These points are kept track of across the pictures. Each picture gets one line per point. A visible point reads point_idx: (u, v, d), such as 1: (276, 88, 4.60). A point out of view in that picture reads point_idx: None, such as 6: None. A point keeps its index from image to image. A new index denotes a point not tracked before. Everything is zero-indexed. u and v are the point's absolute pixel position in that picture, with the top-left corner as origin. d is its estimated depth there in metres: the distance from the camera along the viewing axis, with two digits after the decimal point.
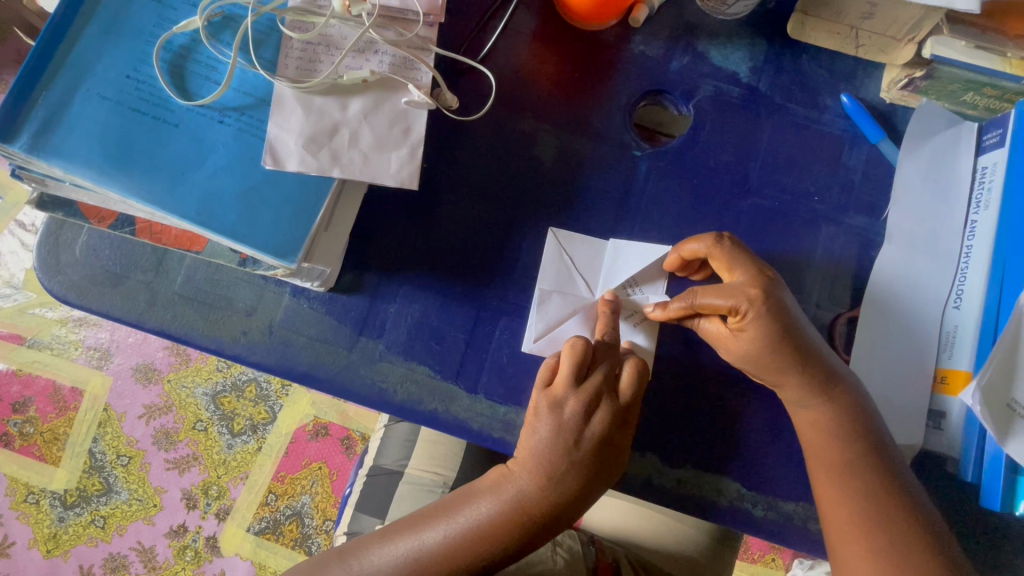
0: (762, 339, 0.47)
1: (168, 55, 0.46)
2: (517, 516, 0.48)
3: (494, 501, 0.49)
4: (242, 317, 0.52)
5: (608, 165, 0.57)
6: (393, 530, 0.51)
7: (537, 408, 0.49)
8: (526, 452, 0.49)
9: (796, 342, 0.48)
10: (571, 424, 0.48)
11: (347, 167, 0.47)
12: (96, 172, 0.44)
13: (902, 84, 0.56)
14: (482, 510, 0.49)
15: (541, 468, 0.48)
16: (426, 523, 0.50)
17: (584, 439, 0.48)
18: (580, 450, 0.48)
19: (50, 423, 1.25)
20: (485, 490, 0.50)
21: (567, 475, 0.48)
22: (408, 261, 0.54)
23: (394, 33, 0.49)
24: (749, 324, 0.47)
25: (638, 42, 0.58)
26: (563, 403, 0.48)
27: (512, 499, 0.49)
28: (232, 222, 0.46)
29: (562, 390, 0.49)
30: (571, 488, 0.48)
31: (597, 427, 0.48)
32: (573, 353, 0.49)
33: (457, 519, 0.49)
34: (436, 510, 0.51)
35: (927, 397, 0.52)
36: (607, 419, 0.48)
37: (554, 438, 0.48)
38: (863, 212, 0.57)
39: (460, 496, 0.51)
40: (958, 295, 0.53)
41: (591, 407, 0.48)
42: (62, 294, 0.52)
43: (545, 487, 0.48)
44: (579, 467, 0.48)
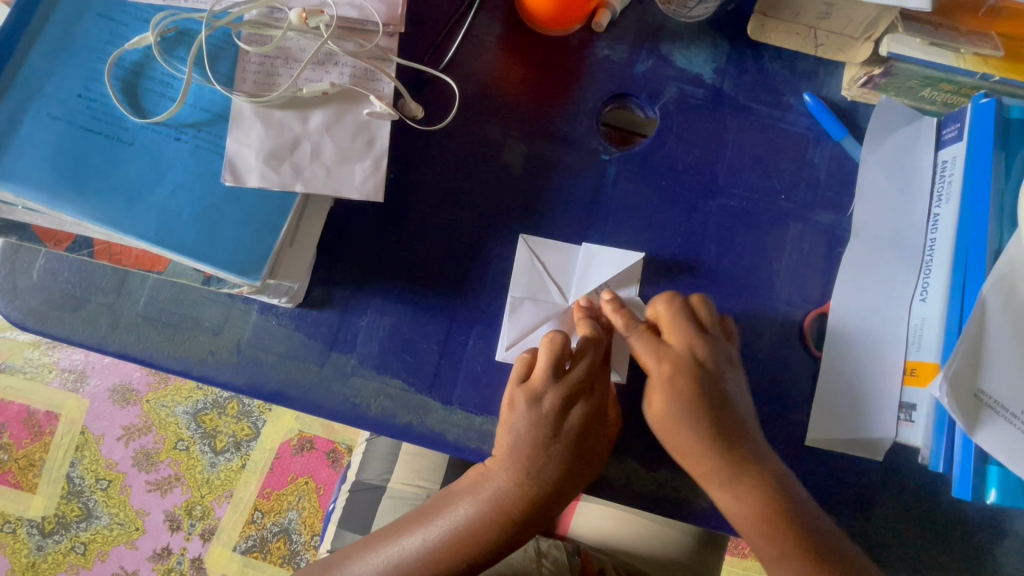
0: (675, 403, 0.47)
1: (121, 72, 0.45)
2: (497, 515, 0.47)
3: (474, 501, 0.48)
4: (210, 336, 0.51)
5: (577, 170, 0.57)
6: (374, 541, 0.50)
7: (514, 403, 0.48)
8: (503, 449, 0.48)
9: (712, 408, 0.47)
10: (548, 417, 0.47)
11: (310, 181, 0.46)
12: (48, 194, 0.43)
13: (862, 81, 0.57)
14: (462, 512, 0.48)
15: (518, 464, 0.47)
16: (407, 529, 0.49)
17: (562, 432, 0.47)
18: (558, 444, 0.47)
19: (25, 449, 1.22)
20: (465, 490, 0.49)
21: (546, 470, 0.47)
22: (378, 272, 0.53)
23: (354, 45, 0.48)
24: (657, 389, 0.48)
25: (603, 46, 0.59)
26: (541, 398, 0.47)
27: (492, 498, 0.47)
28: (193, 240, 0.45)
29: (539, 384, 0.47)
30: (550, 483, 0.47)
31: (574, 420, 0.47)
32: (551, 348, 0.48)
33: (437, 523, 0.48)
34: (417, 515, 0.50)
35: (896, 390, 0.53)
36: (584, 413, 0.48)
37: (531, 433, 0.47)
38: (829, 209, 0.57)
39: (440, 498, 0.50)
40: (924, 288, 0.53)
41: (570, 401, 0.47)
42: (19, 319, 0.51)
43: (524, 482, 0.47)
44: (558, 460, 0.47)
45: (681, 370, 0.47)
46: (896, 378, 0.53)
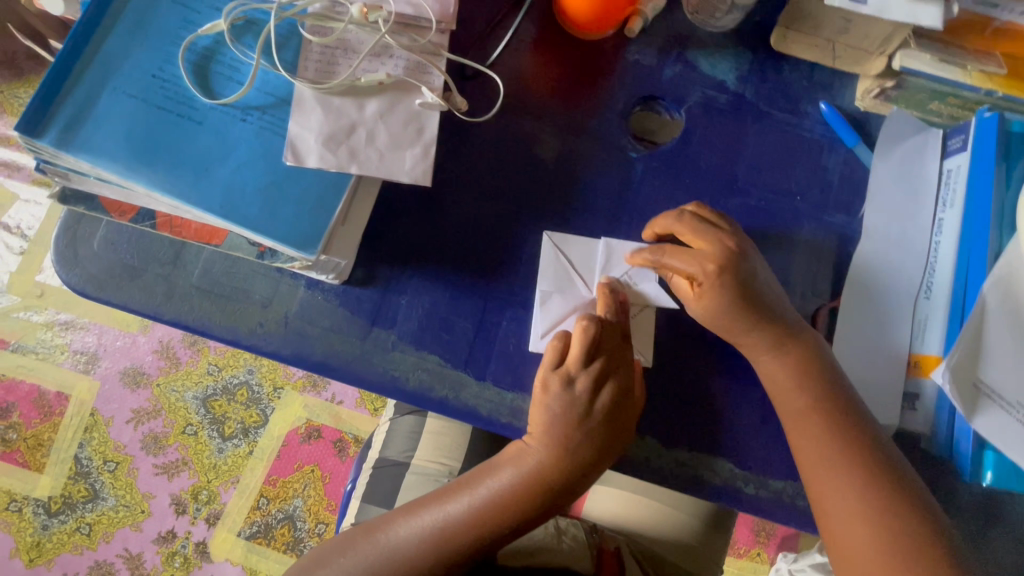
0: (718, 308, 0.53)
1: (192, 56, 0.49)
2: (536, 484, 0.52)
3: (515, 472, 0.52)
4: (259, 309, 0.54)
5: (606, 167, 0.60)
6: (418, 507, 0.54)
7: (549, 386, 0.52)
8: (540, 426, 0.52)
9: (745, 302, 0.53)
10: (582, 398, 0.52)
11: (364, 164, 0.50)
12: (123, 166, 0.46)
13: (874, 93, 0.61)
14: (503, 480, 0.52)
15: (555, 439, 0.52)
16: (449, 496, 0.53)
17: (594, 411, 0.52)
18: (591, 421, 0.52)
19: (35, 429, 1.23)
20: (505, 462, 0.53)
21: (581, 445, 0.52)
22: (419, 254, 0.57)
23: (408, 40, 0.51)
24: (704, 293, 0.54)
25: (633, 51, 0.62)
26: (573, 380, 0.52)
27: (531, 469, 0.52)
28: (255, 214, 0.48)
29: (572, 368, 0.52)
30: (585, 456, 0.52)
31: (605, 400, 0.52)
32: (582, 336, 0.52)
33: (480, 490, 0.53)
34: (459, 484, 0.54)
35: (902, 380, 0.56)
36: (615, 392, 0.52)
37: (566, 412, 0.52)
38: (840, 211, 0.61)
39: (481, 469, 0.54)
40: (928, 286, 0.58)
41: (600, 381, 0.52)
42: (79, 286, 0.53)
43: (561, 456, 0.52)
44: (592, 437, 0.52)
45: (726, 274, 0.53)
46: (900, 371, 0.56)
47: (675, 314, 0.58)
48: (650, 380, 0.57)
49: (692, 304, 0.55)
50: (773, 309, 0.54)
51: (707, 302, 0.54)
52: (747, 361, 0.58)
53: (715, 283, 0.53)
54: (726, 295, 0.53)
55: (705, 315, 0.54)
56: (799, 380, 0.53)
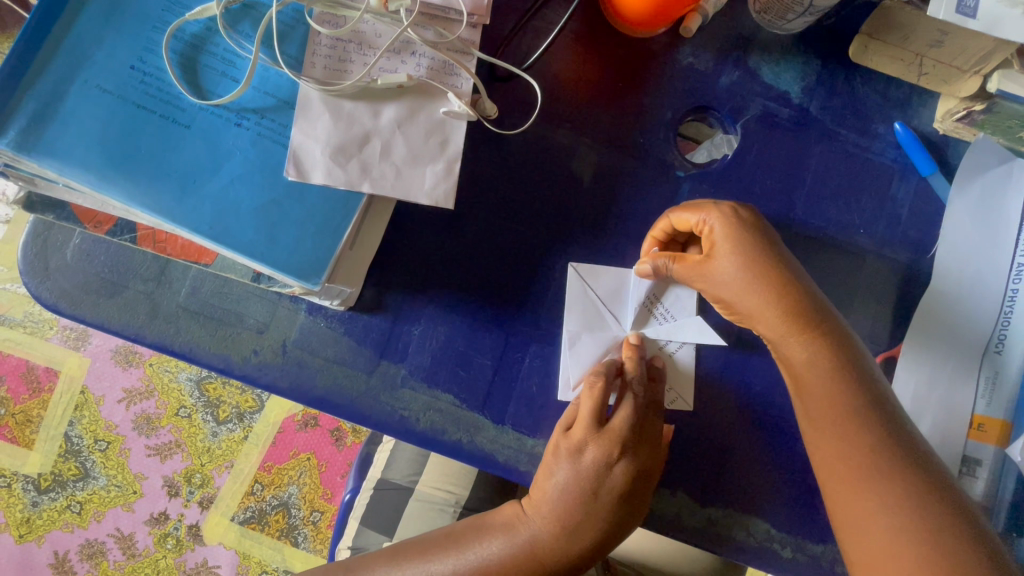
0: (742, 255, 0.46)
1: (179, 45, 0.41)
2: (527, 561, 0.46)
3: (506, 541, 0.47)
4: (253, 335, 0.48)
5: (649, 186, 0.53)
6: (402, 554, 0.48)
7: (557, 451, 0.46)
8: (541, 496, 0.46)
9: (765, 244, 0.46)
10: (591, 473, 0.45)
11: (378, 181, 0.43)
12: (95, 176, 0.39)
13: (959, 116, 0.53)
14: (494, 549, 0.47)
15: (558, 515, 0.46)
16: (436, 551, 0.48)
17: (603, 489, 0.46)
18: (598, 500, 0.46)
19: (23, 404, 1.19)
20: (499, 526, 0.48)
21: (582, 526, 0.46)
22: (434, 279, 0.50)
23: (434, 34, 0.43)
24: (721, 241, 0.46)
25: (687, 52, 0.55)
26: (583, 449, 0.45)
27: (525, 542, 0.46)
28: (250, 238, 0.41)
29: (582, 435, 0.46)
30: (589, 536, 0.46)
31: (616, 479, 0.46)
32: (593, 395, 0.46)
33: (467, 555, 0.47)
34: (446, 539, 0.49)
35: (963, 444, 0.51)
36: (629, 471, 0.46)
37: (572, 486, 0.45)
38: (907, 248, 0.55)
39: (473, 526, 0.49)
40: (1000, 339, 0.52)
41: (611, 455, 0.45)
42: (51, 302, 0.47)
43: (559, 535, 0.46)
44: (597, 518, 0.46)
45: (740, 219, 0.47)
46: (963, 434, 0.51)
47: (716, 358, 0.52)
48: (686, 429, 0.51)
49: (709, 262, 0.47)
50: (798, 272, 0.47)
51: (722, 250, 0.46)
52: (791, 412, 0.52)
53: (729, 225, 0.46)
54: (746, 238, 0.46)
55: (729, 269, 0.46)
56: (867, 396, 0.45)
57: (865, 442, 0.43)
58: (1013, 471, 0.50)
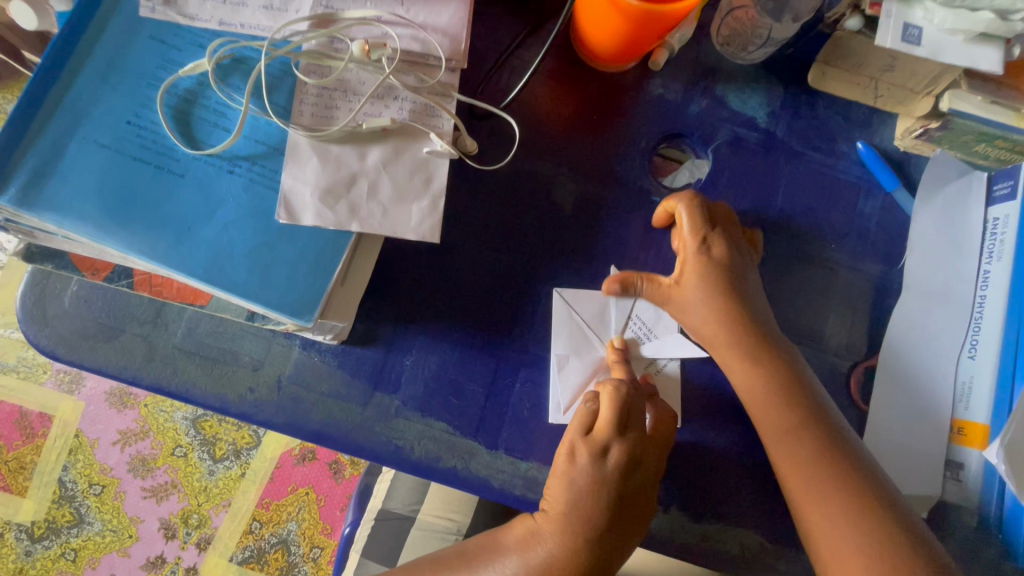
0: (711, 288, 0.50)
1: (172, 100, 0.43)
2: None
3: (520, 562, 0.47)
4: (249, 372, 0.49)
5: (628, 211, 0.55)
6: None
7: (576, 456, 0.47)
8: (559, 507, 0.46)
9: (737, 285, 0.51)
10: (612, 476, 0.46)
11: (366, 221, 0.45)
12: (93, 226, 0.41)
13: (917, 133, 0.56)
14: (508, 570, 0.47)
15: (576, 524, 0.46)
16: (448, 575, 0.48)
17: (622, 493, 0.47)
18: (617, 505, 0.46)
19: (16, 451, 1.18)
20: (512, 546, 0.48)
21: (604, 533, 0.46)
22: (424, 310, 0.52)
23: (415, 79, 0.47)
24: (690, 268, 0.51)
25: (657, 84, 0.58)
26: (604, 452, 0.46)
27: (541, 559, 0.46)
28: (244, 279, 0.43)
29: (603, 437, 0.47)
30: (605, 545, 0.47)
31: (635, 482, 0.47)
32: (615, 400, 0.47)
33: None
34: (457, 559, 0.49)
35: (945, 449, 0.52)
36: (645, 472, 0.47)
37: (594, 491, 0.46)
38: (878, 260, 0.57)
39: (485, 547, 0.49)
40: (972, 345, 0.54)
41: (630, 455, 0.47)
42: (48, 348, 0.48)
43: (578, 547, 0.46)
44: (617, 524, 0.47)
45: (718, 253, 0.51)
46: (943, 438, 0.52)
47: (702, 375, 0.54)
48: (677, 446, 0.52)
49: (679, 288, 0.51)
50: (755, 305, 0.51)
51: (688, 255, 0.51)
52: None
53: (704, 259, 0.51)
54: (716, 277, 0.50)
55: (693, 300, 0.51)
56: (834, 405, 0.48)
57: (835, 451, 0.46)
58: None
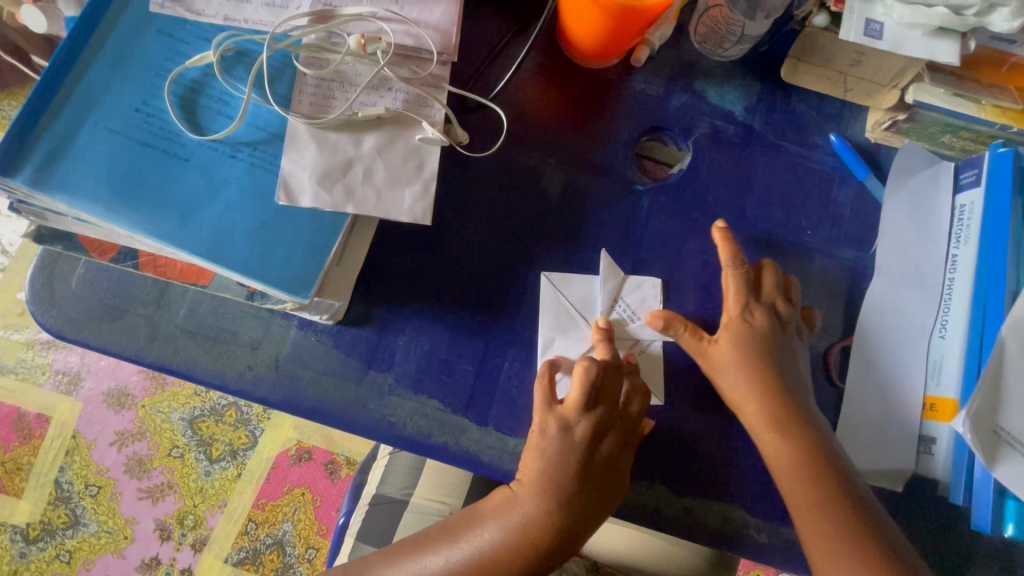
0: (746, 352, 0.52)
1: (180, 89, 0.46)
2: (523, 543, 0.48)
3: (499, 528, 0.48)
4: (248, 351, 0.51)
5: (613, 199, 0.58)
6: (397, 553, 0.51)
7: (546, 428, 0.49)
8: (532, 474, 0.48)
9: (778, 355, 0.53)
10: (580, 448, 0.48)
11: (361, 204, 0.47)
12: (101, 206, 0.43)
13: (886, 125, 0.59)
14: (486, 537, 0.49)
15: (549, 490, 0.48)
16: (429, 547, 0.50)
17: (593, 462, 0.49)
18: (588, 473, 0.48)
19: (13, 452, 1.19)
20: (491, 514, 0.49)
21: (575, 498, 0.48)
22: (418, 292, 0.54)
23: (408, 71, 0.49)
24: (724, 337, 0.53)
25: (640, 80, 0.61)
26: (573, 426, 0.48)
27: (518, 524, 0.48)
28: (244, 257, 0.45)
29: (572, 413, 0.49)
30: (578, 510, 0.48)
31: (604, 450, 0.49)
32: (584, 381, 0.48)
33: (460, 545, 0.49)
34: (440, 531, 0.51)
35: (916, 424, 0.54)
36: (615, 442, 0.49)
37: (564, 460, 0.48)
38: (852, 246, 0.60)
39: (464, 518, 0.51)
40: (942, 325, 0.56)
41: (598, 428, 0.49)
42: (55, 327, 0.50)
43: (552, 511, 0.48)
44: (587, 491, 0.48)
45: (758, 312, 0.53)
46: (915, 413, 0.55)
47: (684, 354, 0.56)
48: (661, 422, 0.54)
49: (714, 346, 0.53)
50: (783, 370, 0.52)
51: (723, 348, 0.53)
52: None
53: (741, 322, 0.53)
54: (752, 344, 0.52)
55: (728, 359, 0.52)
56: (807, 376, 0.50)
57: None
58: None
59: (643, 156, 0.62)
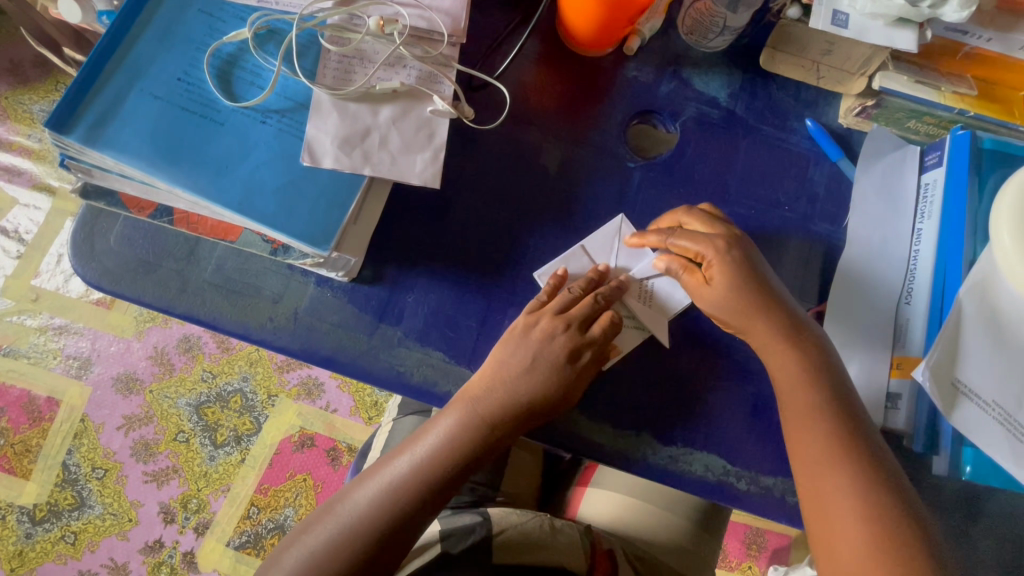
0: (732, 279, 0.56)
1: (217, 62, 0.51)
2: (477, 423, 0.54)
3: (456, 417, 0.54)
4: (269, 304, 0.56)
5: (606, 174, 0.63)
6: (372, 469, 0.56)
7: (511, 330, 0.56)
8: (484, 372, 0.55)
9: (755, 272, 0.56)
10: (537, 343, 0.55)
11: (376, 167, 0.52)
12: (145, 162, 0.48)
13: (857, 111, 0.65)
14: (442, 432, 0.54)
15: (496, 379, 0.54)
16: (401, 451, 0.56)
17: (540, 359, 0.55)
18: (534, 364, 0.54)
19: (23, 435, 1.22)
20: (449, 410, 0.56)
21: (522, 389, 0.54)
22: (425, 254, 0.59)
23: (422, 51, 0.54)
24: (716, 274, 0.56)
25: (631, 68, 0.66)
26: (539, 327, 0.56)
27: (472, 414, 0.54)
28: (270, 211, 0.50)
29: (538, 315, 0.56)
30: (525, 395, 0.54)
31: (550, 347, 0.55)
32: (563, 296, 0.56)
33: (426, 442, 0.55)
34: (411, 440, 0.57)
35: (884, 382, 0.58)
36: (568, 345, 0.55)
37: (516, 355, 0.55)
38: (826, 221, 0.65)
39: (423, 424, 0.57)
40: (909, 292, 0.60)
41: (557, 331, 0.55)
42: (94, 279, 0.55)
43: (502, 399, 0.54)
44: (531, 378, 0.54)
45: (734, 249, 0.56)
46: (884, 372, 0.59)
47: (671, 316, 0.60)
48: (649, 377, 0.59)
49: (707, 286, 0.56)
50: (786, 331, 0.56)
51: (717, 286, 0.56)
52: (739, 362, 0.60)
53: (725, 258, 0.56)
54: (735, 269, 0.56)
55: (718, 290, 0.56)
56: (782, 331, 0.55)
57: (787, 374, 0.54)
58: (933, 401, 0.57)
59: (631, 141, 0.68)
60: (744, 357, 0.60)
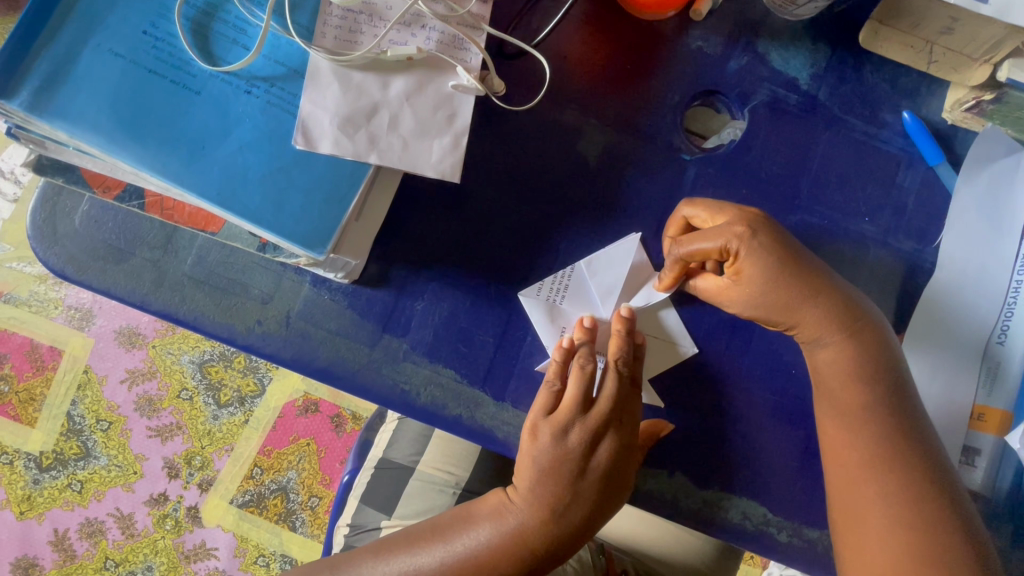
0: (770, 276, 0.46)
1: (191, 12, 0.42)
2: (516, 547, 0.47)
3: (494, 531, 0.48)
4: (257, 306, 0.49)
5: (654, 168, 0.53)
6: (388, 547, 0.50)
7: (538, 434, 0.47)
8: (526, 484, 0.48)
9: (797, 267, 0.46)
10: (574, 456, 0.47)
11: (385, 153, 0.43)
12: (103, 137, 0.39)
13: (968, 105, 0.53)
14: (479, 539, 0.48)
15: (544, 500, 0.47)
16: (422, 545, 0.49)
17: (590, 470, 0.47)
18: (585, 480, 0.47)
19: (27, 382, 1.19)
20: (485, 516, 0.49)
21: (570, 510, 0.47)
22: (438, 255, 0.50)
23: (445, 8, 0.44)
24: (746, 265, 0.46)
25: (696, 36, 0.55)
26: (567, 431, 0.47)
27: (513, 530, 0.47)
28: (256, 205, 0.41)
29: (566, 417, 0.47)
30: (577, 518, 0.48)
31: (602, 457, 0.47)
32: (580, 376, 0.47)
33: (455, 545, 0.48)
34: (432, 531, 0.49)
35: (964, 433, 0.51)
36: (613, 450, 0.47)
37: (554, 468, 0.47)
38: (911, 237, 0.54)
39: (459, 518, 0.50)
40: (1002, 329, 0.52)
41: (597, 436, 0.47)
42: (58, 267, 0.48)
43: (549, 519, 0.47)
44: (586, 499, 0.47)
45: (761, 234, 0.46)
46: (964, 423, 0.51)
47: (716, 343, 0.52)
48: (685, 413, 0.51)
49: (741, 285, 0.47)
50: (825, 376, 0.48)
51: (748, 285, 0.47)
52: (790, 401, 0.52)
53: (753, 250, 0.45)
54: (773, 261, 0.45)
55: (759, 290, 0.46)
56: (858, 376, 0.47)
57: (846, 429, 0.47)
58: (1011, 457, 0.50)
59: (689, 128, 0.57)
60: (797, 394, 0.52)
